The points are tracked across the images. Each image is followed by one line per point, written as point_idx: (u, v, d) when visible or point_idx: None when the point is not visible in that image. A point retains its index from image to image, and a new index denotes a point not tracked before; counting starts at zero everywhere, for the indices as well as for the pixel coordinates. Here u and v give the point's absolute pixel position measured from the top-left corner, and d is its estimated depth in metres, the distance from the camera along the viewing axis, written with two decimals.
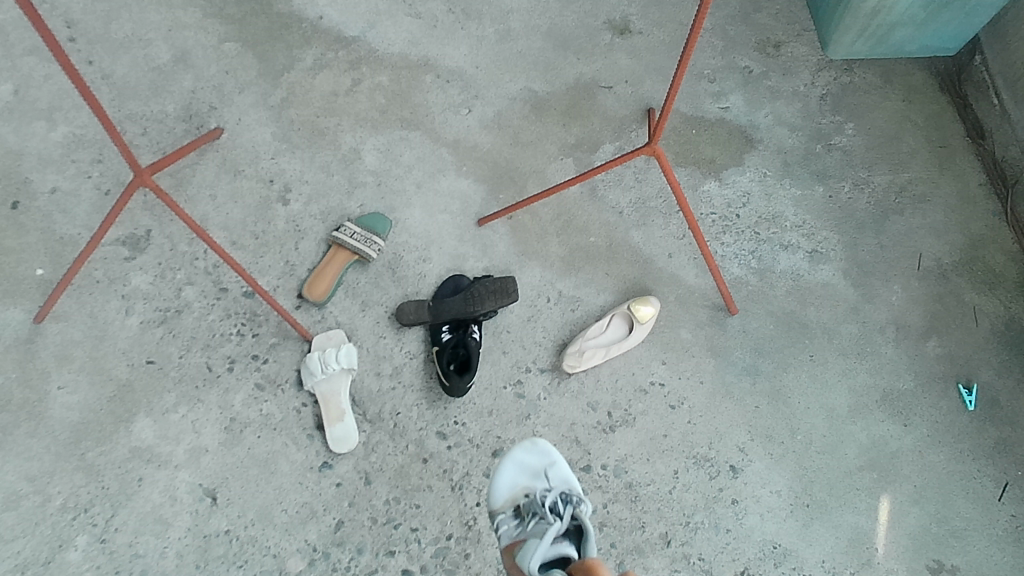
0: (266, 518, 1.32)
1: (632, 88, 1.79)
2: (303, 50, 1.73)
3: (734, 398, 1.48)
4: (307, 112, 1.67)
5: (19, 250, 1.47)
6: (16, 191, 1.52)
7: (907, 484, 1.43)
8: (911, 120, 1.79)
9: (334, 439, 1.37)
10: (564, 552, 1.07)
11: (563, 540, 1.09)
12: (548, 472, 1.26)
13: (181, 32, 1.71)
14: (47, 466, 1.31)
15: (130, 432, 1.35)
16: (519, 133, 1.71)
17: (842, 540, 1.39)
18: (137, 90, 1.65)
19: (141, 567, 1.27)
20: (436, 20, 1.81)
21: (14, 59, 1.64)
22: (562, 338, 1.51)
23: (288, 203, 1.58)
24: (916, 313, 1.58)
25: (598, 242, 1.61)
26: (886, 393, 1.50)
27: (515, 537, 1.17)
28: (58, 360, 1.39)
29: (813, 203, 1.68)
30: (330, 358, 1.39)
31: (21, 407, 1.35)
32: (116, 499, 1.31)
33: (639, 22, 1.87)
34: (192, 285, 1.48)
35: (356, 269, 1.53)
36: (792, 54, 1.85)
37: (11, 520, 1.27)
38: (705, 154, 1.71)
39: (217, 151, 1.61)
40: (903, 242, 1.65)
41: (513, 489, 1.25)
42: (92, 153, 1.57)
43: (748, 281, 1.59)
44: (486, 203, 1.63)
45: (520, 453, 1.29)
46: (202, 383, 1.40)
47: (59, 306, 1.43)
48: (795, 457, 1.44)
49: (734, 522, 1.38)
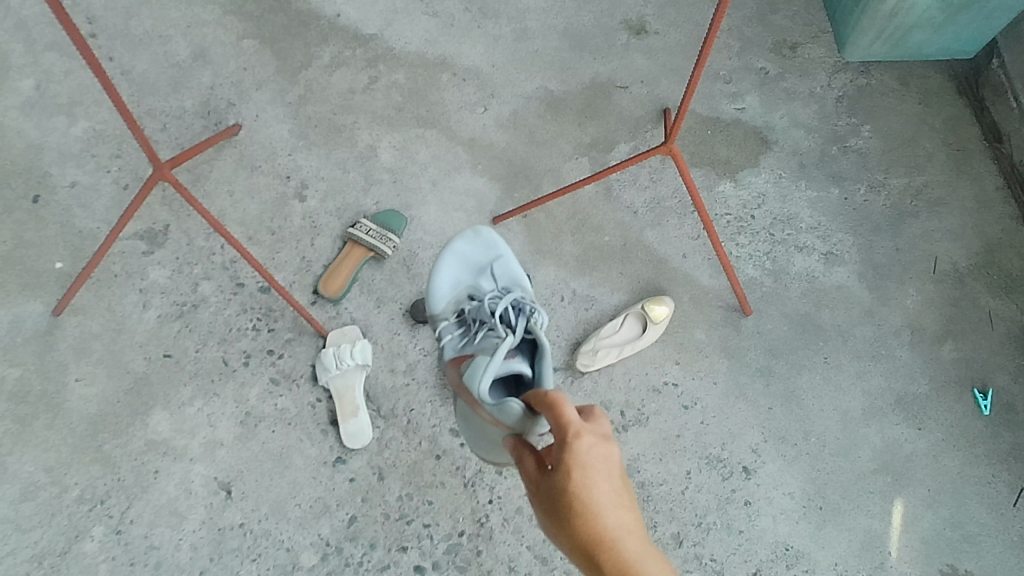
0: (280, 512, 1.33)
1: (648, 88, 1.79)
2: (321, 48, 1.74)
3: (747, 400, 1.48)
4: (324, 109, 1.68)
5: (39, 243, 1.48)
6: (36, 185, 1.53)
7: (921, 488, 1.43)
8: (928, 122, 1.78)
9: (347, 434, 1.37)
10: (517, 369, 1.12)
11: (517, 355, 1.14)
12: (494, 264, 1.33)
13: (200, 29, 1.72)
14: (64, 458, 1.32)
15: (147, 425, 1.36)
16: (535, 132, 1.71)
17: (854, 543, 1.39)
18: (156, 86, 1.66)
19: (157, 559, 1.28)
20: (453, 19, 1.82)
21: (35, 54, 1.65)
22: (576, 337, 1.52)
23: (304, 199, 1.58)
24: (932, 316, 1.57)
25: (613, 242, 1.61)
26: (900, 397, 1.50)
27: (460, 349, 1.26)
28: (77, 353, 1.40)
29: (828, 205, 1.68)
30: (344, 354, 1.38)
31: (39, 398, 1.36)
32: (132, 491, 1.32)
33: (655, 22, 1.87)
34: (209, 280, 1.49)
35: (371, 265, 1.54)
36: (809, 56, 1.84)
37: (29, 510, 1.29)
38: (720, 155, 1.71)
39: (234, 147, 1.62)
40: (920, 245, 1.65)
41: (456, 287, 1.33)
42: (111, 148, 1.59)
43: (763, 283, 1.59)
44: (501, 202, 1.63)
45: (461, 246, 1.36)
46: (218, 377, 1.41)
47: (78, 299, 1.44)
48: (808, 459, 1.44)
49: (746, 523, 1.38)
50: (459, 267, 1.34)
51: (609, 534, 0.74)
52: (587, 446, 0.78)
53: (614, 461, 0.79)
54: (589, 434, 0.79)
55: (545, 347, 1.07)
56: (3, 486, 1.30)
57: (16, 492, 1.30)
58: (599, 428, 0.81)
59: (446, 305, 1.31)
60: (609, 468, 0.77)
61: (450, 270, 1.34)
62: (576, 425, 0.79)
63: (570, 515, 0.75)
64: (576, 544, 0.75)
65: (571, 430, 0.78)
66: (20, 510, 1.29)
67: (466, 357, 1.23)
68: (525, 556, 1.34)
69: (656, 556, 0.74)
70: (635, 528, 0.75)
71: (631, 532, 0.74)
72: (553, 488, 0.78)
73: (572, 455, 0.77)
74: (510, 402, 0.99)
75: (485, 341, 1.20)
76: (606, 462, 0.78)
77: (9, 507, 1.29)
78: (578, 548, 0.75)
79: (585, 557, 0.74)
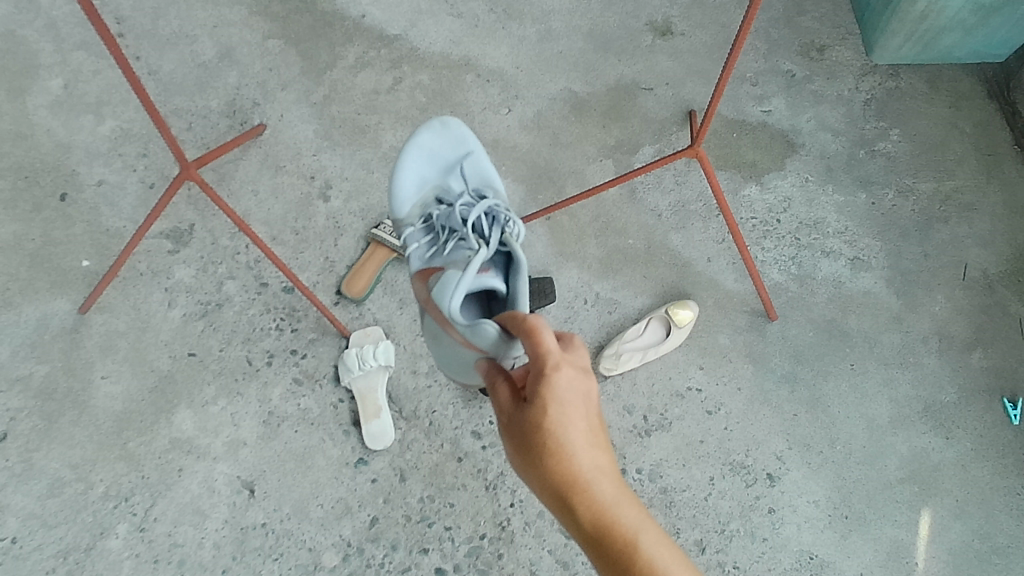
0: (303, 513, 1.33)
1: (673, 90, 1.78)
2: (346, 48, 1.74)
3: (772, 406, 1.47)
4: (348, 110, 1.68)
5: (66, 241, 1.50)
6: (64, 184, 1.54)
7: (949, 498, 1.41)
8: (959, 126, 1.76)
9: (370, 435, 1.37)
10: (491, 285, 1.04)
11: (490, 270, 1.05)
12: (463, 162, 1.19)
13: (226, 29, 1.73)
14: (90, 455, 1.33)
15: (171, 423, 1.37)
16: (559, 133, 1.71)
17: (880, 553, 1.37)
18: (182, 86, 1.67)
19: (180, 557, 1.29)
20: (477, 20, 1.81)
21: (64, 53, 1.67)
22: (599, 340, 1.51)
23: (328, 199, 1.59)
24: (961, 323, 1.55)
25: (637, 244, 1.60)
26: (928, 405, 1.48)
27: (427, 259, 1.14)
28: (103, 351, 1.41)
29: (855, 210, 1.66)
30: (367, 355, 1.39)
31: (65, 396, 1.37)
32: (156, 489, 1.33)
33: (681, 23, 1.86)
34: (233, 279, 1.49)
35: (394, 266, 1.54)
36: (836, 58, 1.82)
37: (55, 506, 1.30)
38: (746, 158, 1.70)
39: (259, 147, 1.62)
40: (949, 251, 1.62)
41: (422, 186, 1.19)
42: (138, 147, 1.60)
43: (788, 288, 1.58)
44: (525, 204, 1.63)
45: (427, 138, 1.19)
46: (242, 377, 1.42)
47: (105, 298, 1.45)
48: (833, 467, 1.42)
49: (770, 531, 1.37)
50: (425, 162, 1.19)
51: (583, 475, 0.74)
52: (566, 379, 0.76)
53: (589, 395, 0.78)
54: (568, 367, 0.77)
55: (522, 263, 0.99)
56: (29, 482, 1.31)
57: (41, 488, 1.31)
58: (577, 359, 0.79)
59: (412, 210, 1.18)
60: (584, 404, 0.77)
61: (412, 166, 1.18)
62: (554, 356, 0.77)
63: (543, 453, 0.75)
64: (546, 482, 0.76)
65: (551, 365, 0.76)
66: (46, 506, 1.30)
67: (434, 270, 1.11)
68: (546, 560, 1.34)
69: (627, 495, 0.75)
70: (608, 466, 0.76)
71: (605, 471, 0.76)
72: (527, 422, 0.77)
73: (549, 390, 0.75)
74: (486, 324, 0.92)
75: (454, 253, 1.09)
76: (581, 397, 0.77)
77: (35, 503, 1.30)
78: (549, 486, 0.76)
79: (556, 494, 0.75)
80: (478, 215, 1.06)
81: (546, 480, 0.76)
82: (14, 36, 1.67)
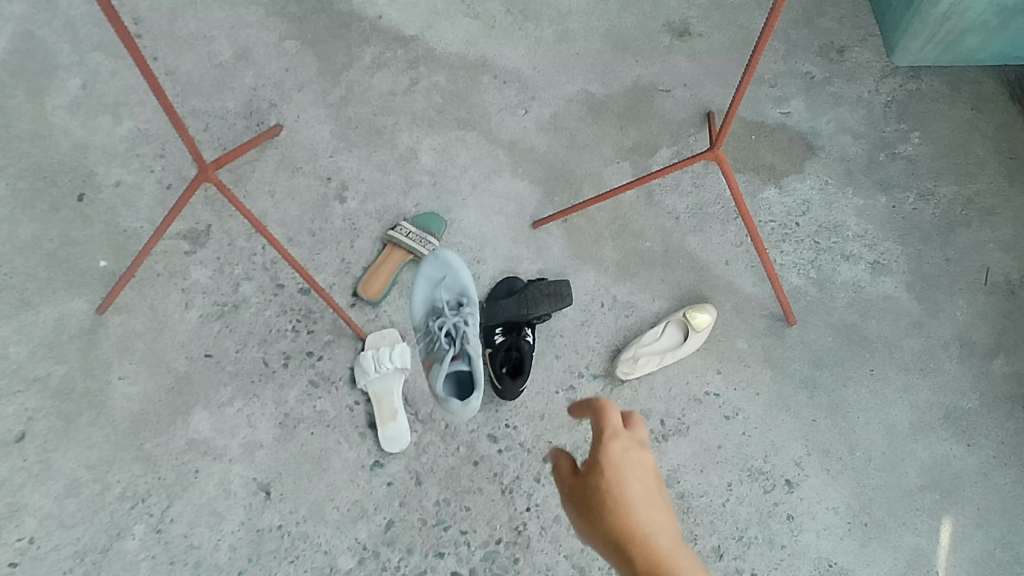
0: (318, 515, 1.33)
1: (691, 92, 1.76)
2: (362, 49, 1.74)
3: (790, 411, 1.45)
4: (364, 111, 1.68)
5: (83, 241, 1.50)
6: (82, 184, 1.55)
7: (970, 506, 1.39)
8: (980, 129, 1.74)
9: (385, 438, 1.37)
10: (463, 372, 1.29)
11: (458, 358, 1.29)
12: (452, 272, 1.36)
13: (243, 29, 1.73)
14: (107, 455, 1.34)
15: (187, 424, 1.37)
16: (575, 135, 1.70)
17: (901, 561, 1.35)
18: (199, 86, 1.67)
19: (196, 559, 1.29)
20: (494, 20, 1.81)
21: (82, 54, 1.67)
22: (616, 344, 1.50)
23: (344, 201, 1.58)
24: (982, 329, 1.53)
25: (654, 247, 1.59)
26: (950, 411, 1.46)
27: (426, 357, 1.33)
28: (120, 351, 1.41)
29: (875, 213, 1.64)
30: (384, 358, 1.38)
31: (83, 396, 1.38)
32: (173, 490, 1.33)
33: (699, 24, 1.85)
34: (250, 280, 1.49)
35: (410, 269, 1.54)
36: (856, 60, 1.81)
37: (72, 506, 1.30)
38: (765, 161, 1.68)
39: (276, 147, 1.62)
40: (970, 256, 1.60)
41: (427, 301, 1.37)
42: (155, 148, 1.60)
43: (807, 292, 1.56)
44: (542, 206, 1.62)
45: (428, 268, 1.38)
46: (258, 378, 1.42)
47: (122, 298, 1.45)
48: (853, 473, 1.41)
49: (789, 538, 1.36)
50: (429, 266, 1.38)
51: (641, 530, 0.73)
52: (623, 445, 0.79)
53: (648, 466, 0.79)
54: (627, 437, 0.80)
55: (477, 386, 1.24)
56: (47, 482, 1.31)
57: (59, 489, 1.31)
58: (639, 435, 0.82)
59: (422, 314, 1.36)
60: (643, 472, 0.78)
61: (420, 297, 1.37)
62: (614, 428, 0.81)
63: (601, 510, 0.76)
64: (606, 539, 0.75)
65: (607, 428, 0.79)
66: (64, 506, 1.30)
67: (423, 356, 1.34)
68: (562, 565, 1.33)
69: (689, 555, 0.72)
70: (666, 525, 0.75)
71: (664, 531, 0.74)
72: (584, 487, 0.78)
73: (605, 454, 0.78)
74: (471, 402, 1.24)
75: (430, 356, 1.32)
76: (640, 464, 0.79)
77: (52, 503, 1.30)
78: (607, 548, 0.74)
79: (615, 556, 0.74)
80: (444, 329, 1.29)
81: (603, 541, 0.75)
82: (32, 36, 1.68)
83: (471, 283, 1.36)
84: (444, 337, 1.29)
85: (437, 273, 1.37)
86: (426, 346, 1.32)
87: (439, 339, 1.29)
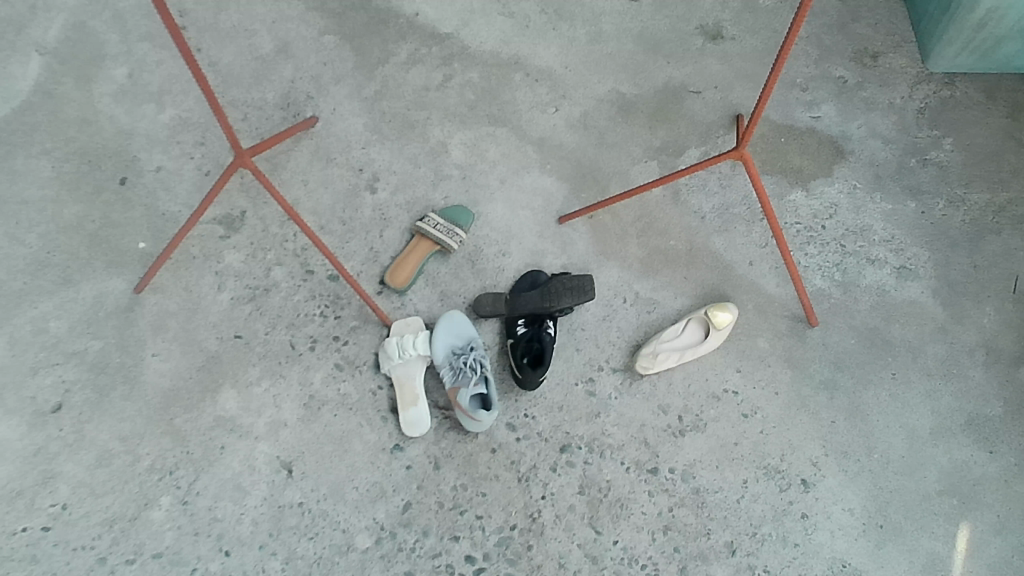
0: (338, 494, 1.36)
1: (722, 94, 1.77)
2: (398, 45, 1.78)
3: (809, 412, 1.45)
4: (398, 105, 1.72)
5: (123, 223, 1.55)
6: (124, 168, 1.61)
7: (989, 513, 1.38)
8: (1014, 137, 1.72)
9: (407, 422, 1.40)
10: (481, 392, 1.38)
11: (479, 382, 1.38)
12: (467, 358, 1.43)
13: (284, 25, 1.79)
14: (138, 428, 1.38)
15: (216, 401, 1.41)
16: (604, 134, 1.72)
17: (916, 564, 1.34)
18: (240, 78, 1.72)
19: (219, 531, 1.32)
20: (528, 20, 1.84)
21: (130, 44, 1.74)
22: (637, 339, 1.51)
23: (375, 191, 1.62)
24: (1009, 337, 1.52)
25: (678, 246, 1.60)
26: (972, 417, 1.45)
27: (449, 384, 1.40)
28: (155, 329, 1.46)
29: (904, 218, 1.64)
30: (408, 344, 1.42)
31: (118, 370, 1.43)
32: (199, 464, 1.37)
33: (732, 28, 1.86)
34: (281, 266, 1.54)
35: (437, 259, 1.57)
36: (890, 66, 1.81)
37: (103, 475, 1.35)
38: (793, 164, 1.69)
39: (311, 138, 1.67)
40: (999, 264, 1.59)
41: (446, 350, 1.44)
42: (196, 136, 1.65)
43: (831, 294, 1.56)
44: (568, 202, 1.64)
45: (445, 326, 1.46)
46: (285, 360, 1.46)
47: (158, 279, 1.51)
48: (870, 475, 1.41)
49: (803, 537, 1.36)
50: (449, 339, 1.45)
51: None
52: None
53: None
54: None
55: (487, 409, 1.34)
56: (80, 452, 1.36)
57: (91, 458, 1.36)
58: None
59: (442, 355, 1.43)
60: None
61: (443, 334, 1.46)
62: None
63: None
64: None
65: None
66: (95, 475, 1.34)
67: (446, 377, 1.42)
68: (575, 554, 1.33)
69: None
70: None
71: None
72: None
73: None
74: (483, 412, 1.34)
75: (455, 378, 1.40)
76: None
77: (85, 472, 1.35)
78: None
79: None
80: (469, 359, 1.39)
81: None
82: (84, 26, 1.75)
83: (483, 341, 1.49)
84: (473, 361, 1.39)
85: (461, 317, 1.47)
86: (451, 372, 1.40)
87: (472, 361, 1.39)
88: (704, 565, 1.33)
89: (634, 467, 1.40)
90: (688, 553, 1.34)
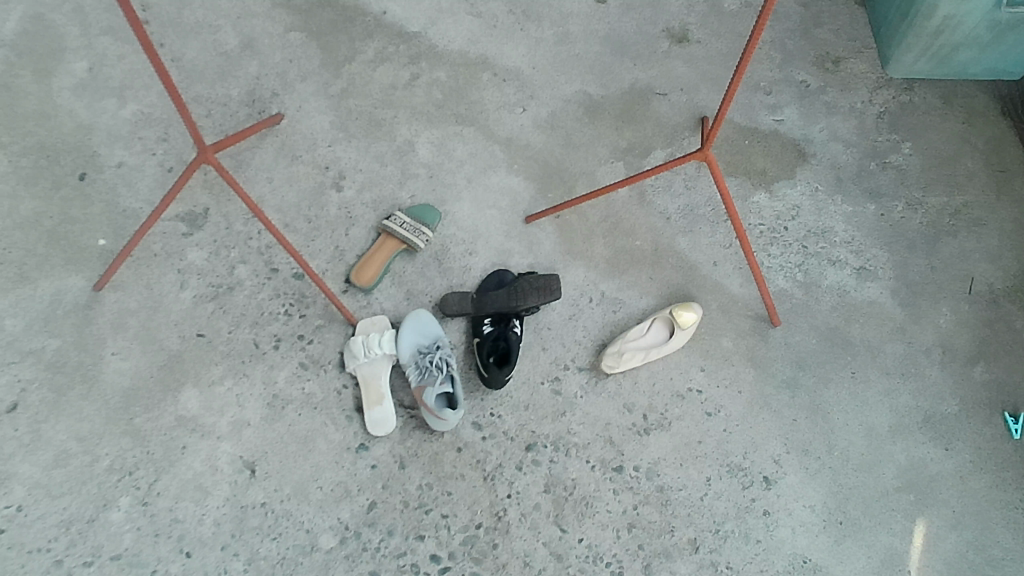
0: (303, 494, 1.34)
1: (687, 96, 1.79)
2: (366, 43, 1.77)
3: (772, 410, 1.47)
4: (365, 103, 1.71)
5: (82, 219, 1.53)
6: (84, 163, 1.58)
7: (945, 509, 1.40)
8: (971, 142, 1.76)
9: (372, 421, 1.39)
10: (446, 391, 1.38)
11: (444, 381, 1.38)
12: None
13: (250, 20, 1.77)
14: (97, 428, 1.36)
15: (177, 401, 1.39)
16: (572, 134, 1.73)
17: (875, 559, 1.36)
18: (204, 73, 1.70)
19: (180, 532, 1.30)
20: (496, 20, 1.84)
21: (90, 38, 1.71)
22: (603, 338, 1.52)
23: (341, 190, 1.61)
24: (964, 337, 1.56)
25: (644, 246, 1.61)
26: (929, 415, 1.48)
27: (416, 382, 1.39)
28: (115, 328, 1.44)
29: (863, 220, 1.67)
30: (374, 343, 1.42)
31: (76, 369, 1.40)
32: (160, 464, 1.34)
33: (698, 31, 1.88)
34: (245, 264, 1.52)
35: (402, 259, 1.56)
36: (851, 71, 1.84)
37: (61, 476, 1.32)
38: (757, 166, 1.71)
39: (276, 135, 1.65)
40: (955, 265, 1.63)
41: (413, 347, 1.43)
42: (158, 132, 1.63)
43: (793, 294, 1.59)
44: (535, 201, 1.64)
45: (412, 324, 1.45)
46: (249, 359, 1.44)
47: (119, 277, 1.48)
48: (831, 473, 1.43)
49: (765, 533, 1.37)
50: (416, 336, 1.44)
51: None
52: None
53: None
54: None
55: (453, 411, 1.34)
56: (37, 452, 1.33)
57: (48, 459, 1.33)
58: None
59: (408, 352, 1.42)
60: None
61: (409, 332, 1.44)
62: None
63: None
64: None
65: None
66: (52, 476, 1.32)
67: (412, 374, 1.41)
68: (540, 552, 1.33)
69: None
70: None
71: None
72: None
73: None
74: (448, 414, 1.34)
75: (422, 376, 1.39)
76: None
77: (41, 472, 1.32)
78: None
79: None
80: (436, 357, 1.39)
81: None
82: (42, 19, 1.71)
83: (449, 340, 1.48)
84: (439, 361, 1.39)
85: (428, 316, 1.47)
86: (417, 371, 1.40)
87: (438, 359, 1.39)
88: (668, 562, 1.34)
89: (599, 465, 1.41)
90: (652, 550, 1.35)
